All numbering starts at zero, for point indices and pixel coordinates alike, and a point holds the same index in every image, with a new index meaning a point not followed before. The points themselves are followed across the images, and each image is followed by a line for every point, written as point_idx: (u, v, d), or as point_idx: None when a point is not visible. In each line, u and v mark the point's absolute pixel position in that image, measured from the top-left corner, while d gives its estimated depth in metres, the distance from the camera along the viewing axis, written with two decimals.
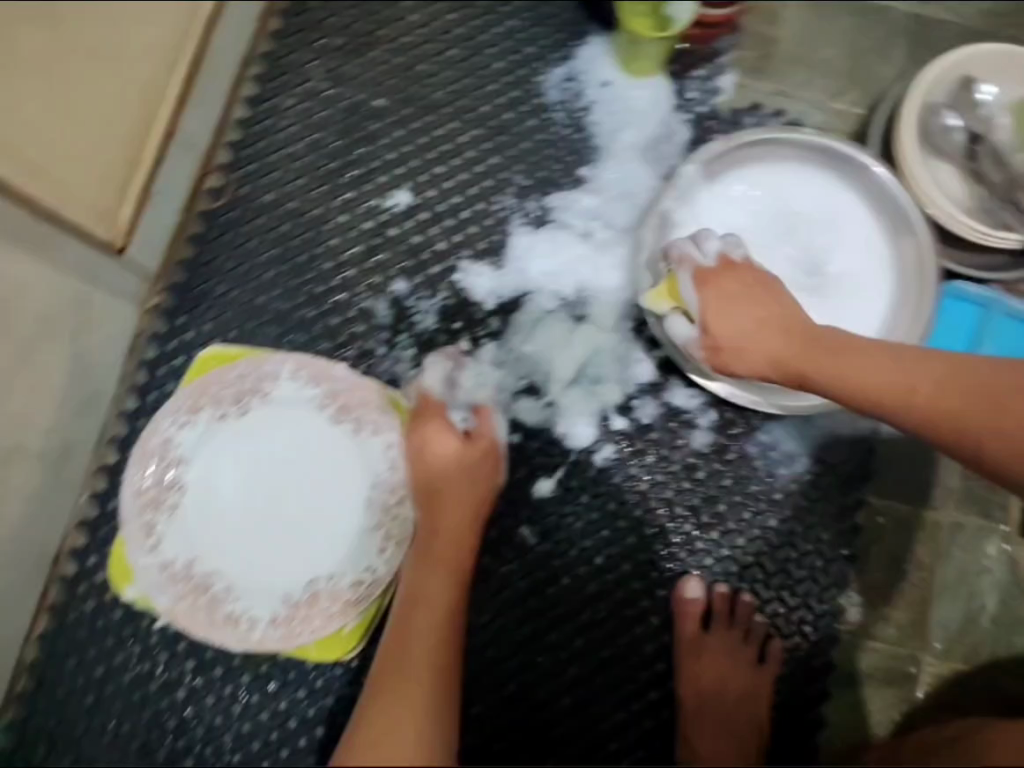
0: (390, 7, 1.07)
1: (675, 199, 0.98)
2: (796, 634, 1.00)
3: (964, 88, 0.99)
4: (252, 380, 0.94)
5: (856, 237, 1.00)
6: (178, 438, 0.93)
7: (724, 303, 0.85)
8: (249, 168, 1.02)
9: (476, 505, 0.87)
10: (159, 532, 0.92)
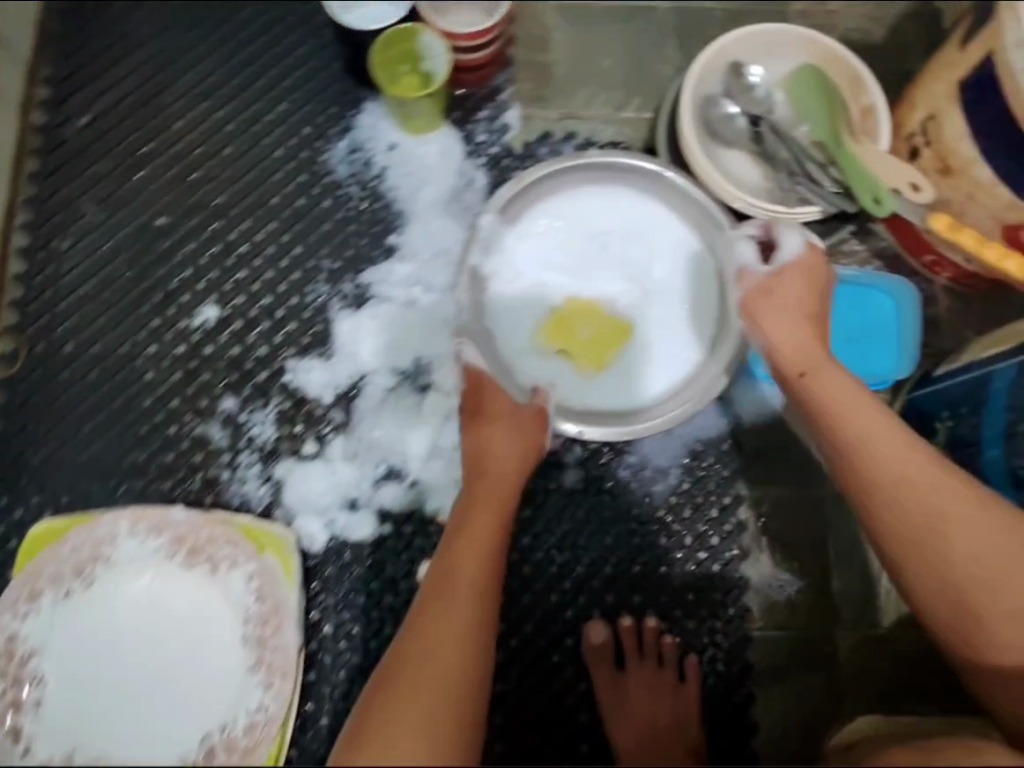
0: (160, 113, 1.01)
1: (480, 252, 0.95)
2: (710, 645, 0.99)
3: (734, 74, 0.99)
4: (88, 549, 0.91)
5: (671, 243, 0.98)
6: (23, 632, 0.89)
7: (767, 311, 0.87)
8: (41, 322, 0.99)
9: (530, 452, 0.87)
10: (28, 733, 0.87)
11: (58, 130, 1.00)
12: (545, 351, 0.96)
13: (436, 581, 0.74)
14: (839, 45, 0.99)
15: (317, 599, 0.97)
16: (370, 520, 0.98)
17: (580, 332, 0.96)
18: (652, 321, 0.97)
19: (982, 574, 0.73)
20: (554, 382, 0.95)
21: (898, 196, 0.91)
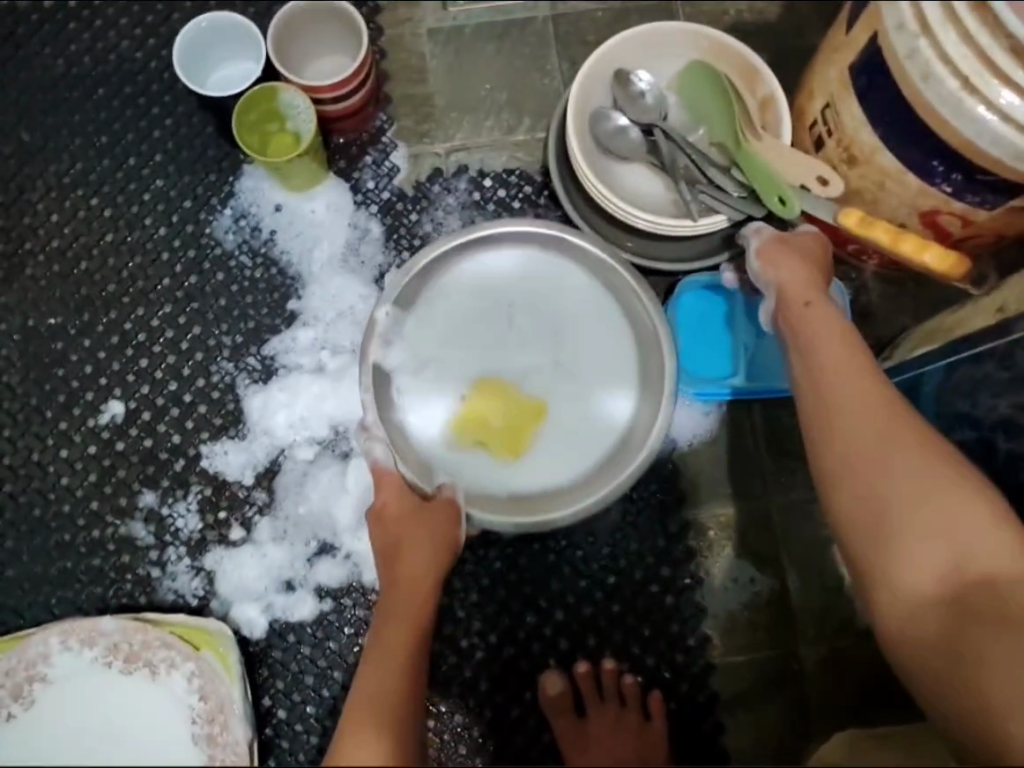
0: (27, 213, 0.99)
1: (381, 344, 0.89)
2: (673, 678, 0.96)
3: (621, 82, 0.94)
4: (21, 670, 0.89)
5: (583, 307, 0.94)
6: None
7: (785, 249, 0.87)
8: None
9: (442, 545, 0.80)
10: None
11: None
12: (462, 446, 0.90)
13: (370, 660, 0.67)
14: (727, 36, 0.94)
15: (266, 684, 0.95)
16: (310, 599, 0.96)
17: (494, 423, 0.91)
18: (566, 391, 0.92)
19: (916, 519, 0.72)
20: (477, 471, 0.90)
21: (803, 195, 0.87)
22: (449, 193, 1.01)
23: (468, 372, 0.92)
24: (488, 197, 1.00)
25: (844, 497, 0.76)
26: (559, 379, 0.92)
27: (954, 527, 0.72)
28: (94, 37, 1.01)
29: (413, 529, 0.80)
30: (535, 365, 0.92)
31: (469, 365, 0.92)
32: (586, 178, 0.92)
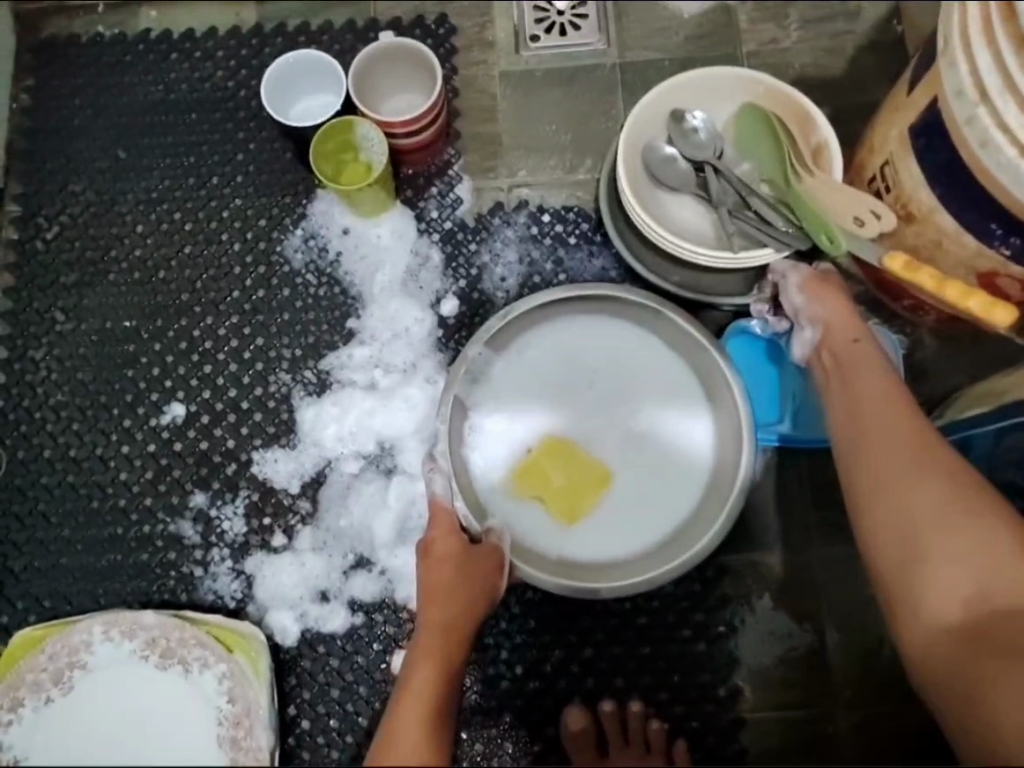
0: (116, 223, 1.06)
1: (465, 385, 0.93)
2: (700, 730, 0.93)
3: (676, 119, 0.96)
4: (64, 655, 0.91)
5: (666, 379, 0.94)
6: (6, 742, 0.88)
7: (827, 289, 0.89)
8: (18, 431, 1.01)
9: (483, 596, 0.81)
10: None
11: (28, 245, 1.06)
12: (516, 500, 0.91)
13: (401, 702, 0.69)
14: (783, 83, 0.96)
15: (293, 694, 0.96)
16: (342, 612, 0.97)
17: (555, 478, 0.91)
18: (645, 453, 0.92)
19: (940, 542, 0.73)
20: (529, 522, 0.90)
21: (851, 234, 0.89)
22: (508, 225, 1.04)
23: (542, 429, 0.93)
24: (546, 232, 1.04)
25: (873, 518, 0.77)
26: (635, 449, 0.92)
27: (984, 559, 0.72)
28: (193, 66, 1.09)
29: (456, 572, 0.81)
30: (613, 431, 0.92)
31: (546, 422, 0.93)
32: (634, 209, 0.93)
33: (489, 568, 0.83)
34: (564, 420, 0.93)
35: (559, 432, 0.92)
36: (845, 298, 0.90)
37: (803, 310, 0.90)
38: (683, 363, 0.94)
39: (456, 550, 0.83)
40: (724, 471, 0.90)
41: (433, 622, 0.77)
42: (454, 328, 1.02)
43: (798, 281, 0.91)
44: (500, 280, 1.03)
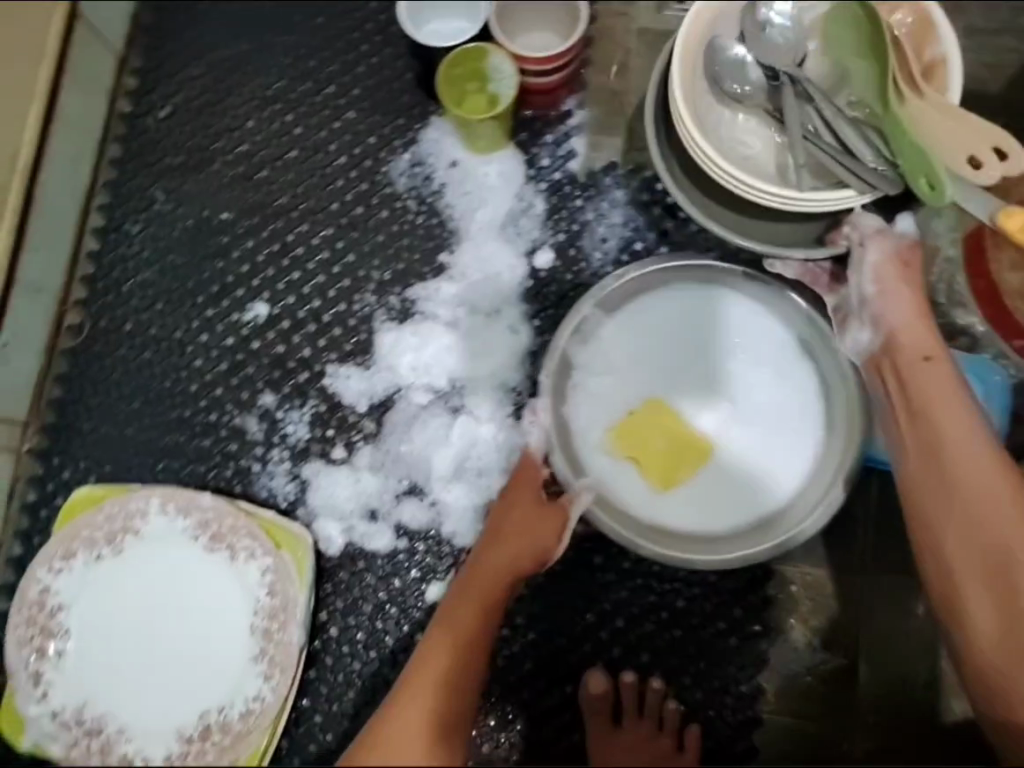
0: (228, 114, 1.04)
1: (570, 339, 0.92)
2: (714, 717, 0.95)
3: (753, 19, 0.92)
4: (120, 518, 0.94)
5: (776, 364, 0.92)
6: (54, 586, 0.94)
7: (901, 286, 0.85)
8: (105, 300, 1.01)
9: (537, 555, 0.80)
10: (47, 680, 0.93)
11: (139, 120, 1.04)
12: (613, 459, 0.90)
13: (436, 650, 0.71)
14: (934, 4, 0.88)
15: (326, 600, 0.98)
16: (388, 533, 0.98)
17: (656, 444, 0.90)
18: (750, 438, 0.90)
19: None
20: (618, 484, 0.90)
21: (955, 178, 0.82)
22: (618, 186, 1.02)
23: (629, 404, 0.91)
24: (657, 200, 1.01)
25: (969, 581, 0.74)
26: (737, 432, 0.90)
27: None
28: None
29: (522, 518, 0.81)
30: (717, 405, 0.91)
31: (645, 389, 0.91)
32: (681, 109, 0.89)
33: (551, 522, 0.82)
34: (660, 388, 0.91)
35: (655, 401, 0.90)
36: (919, 300, 0.85)
37: (870, 308, 0.86)
38: (795, 350, 0.92)
39: (524, 499, 0.83)
40: (813, 469, 0.90)
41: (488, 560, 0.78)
42: (545, 280, 1.01)
43: (879, 265, 0.87)
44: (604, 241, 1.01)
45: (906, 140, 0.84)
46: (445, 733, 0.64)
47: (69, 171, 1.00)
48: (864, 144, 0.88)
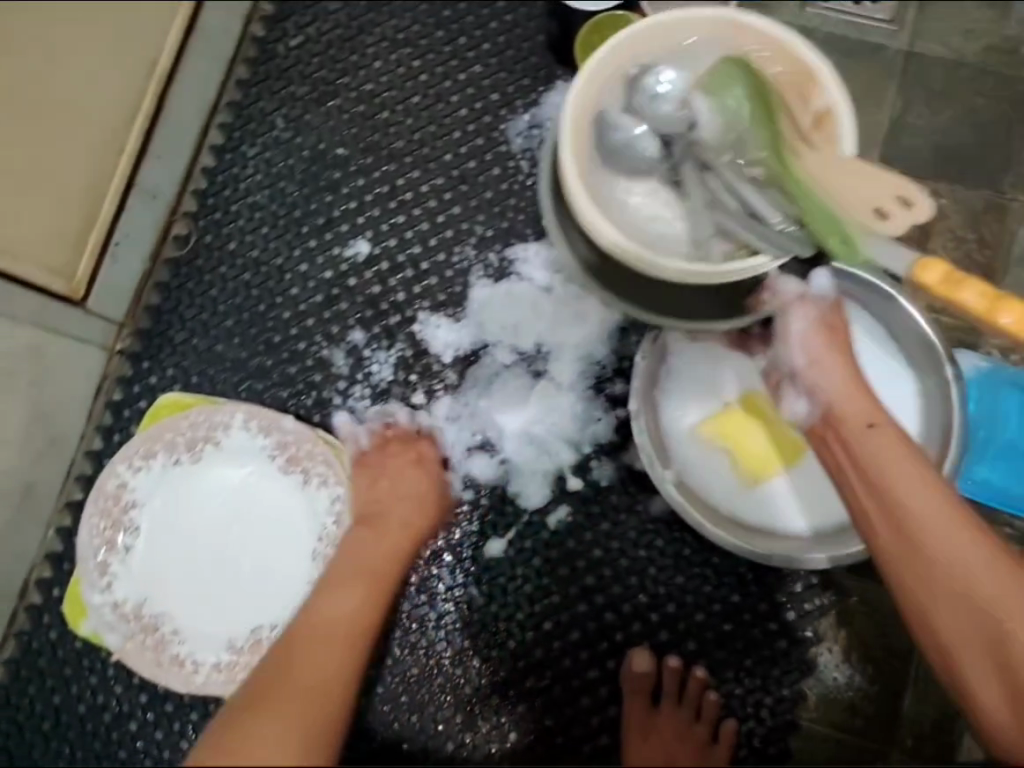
0: (357, 52, 1.05)
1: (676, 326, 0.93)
2: (751, 717, 0.95)
3: (630, 89, 0.87)
4: (204, 428, 0.97)
5: (875, 369, 0.94)
6: (130, 483, 0.97)
7: (834, 351, 0.82)
8: (213, 215, 1.03)
9: (409, 537, 0.90)
10: (113, 572, 0.96)
11: (270, 45, 1.05)
12: (705, 448, 0.93)
13: (293, 655, 0.72)
14: (810, 50, 0.84)
15: None
16: (455, 483, 1.00)
17: (750, 439, 0.92)
18: None
19: None
20: (702, 470, 0.92)
21: (868, 228, 0.78)
22: None
23: (726, 397, 0.94)
24: None
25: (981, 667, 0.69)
26: None
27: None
28: None
29: (392, 517, 0.91)
30: None
31: (743, 383, 0.93)
32: (570, 180, 0.85)
33: (414, 488, 0.94)
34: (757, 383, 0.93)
35: (752, 397, 0.92)
36: (844, 360, 0.81)
37: (803, 380, 0.82)
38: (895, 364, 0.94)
39: (379, 489, 0.93)
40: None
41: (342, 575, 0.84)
42: None
43: (804, 329, 0.83)
44: None
45: (807, 197, 0.79)
46: (312, 722, 0.65)
47: (199, 85, 1.02)
48: (773, 207, 0.82)
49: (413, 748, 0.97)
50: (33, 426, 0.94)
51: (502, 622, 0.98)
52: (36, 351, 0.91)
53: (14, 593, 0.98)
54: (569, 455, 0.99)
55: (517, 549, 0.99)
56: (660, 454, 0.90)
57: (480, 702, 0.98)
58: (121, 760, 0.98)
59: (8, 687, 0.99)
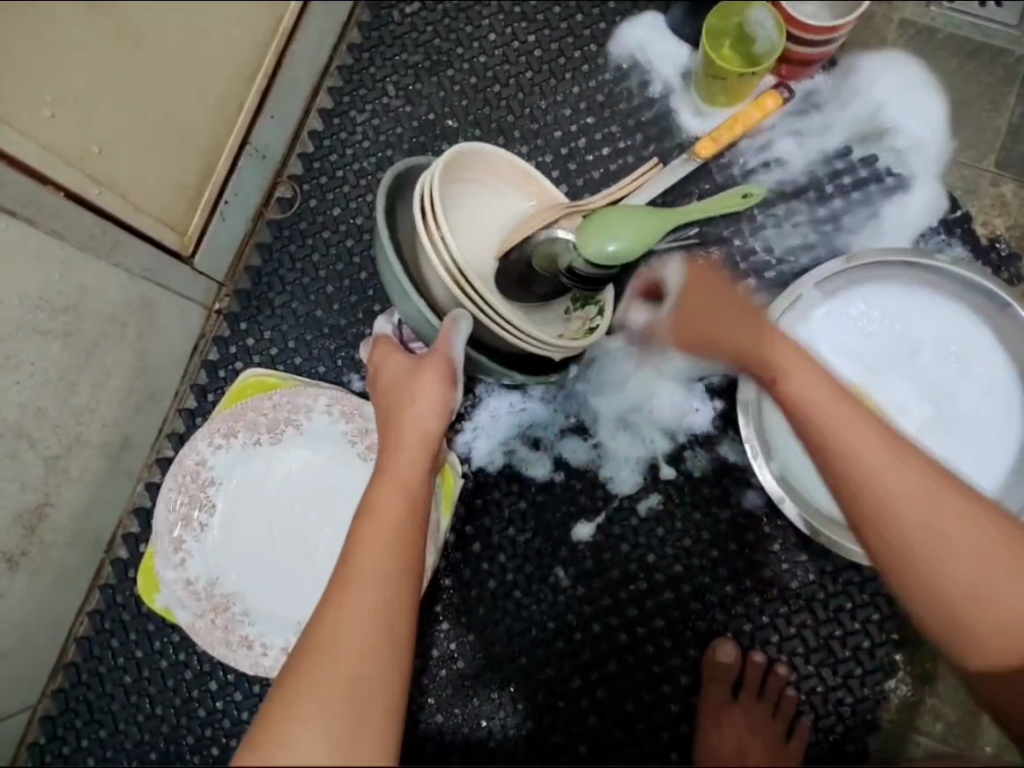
0: (472, 23, 1.04)
1: (786, 317, 0.93)
2: (832, 715, 0.95)
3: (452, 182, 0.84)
4: (286, 410, 0.96)
5: (985, 377, 0.93)
6: (210, 460, 0.96)
7: (710, 279, 0.78)
8: (318, 180, 1.02)
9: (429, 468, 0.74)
10: (187, 549, 0.96)
11: (384, 12, 1.04)
12: (806, 442, 0.93)
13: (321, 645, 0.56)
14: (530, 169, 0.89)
15: (475, 516, 0.99)
16: (547, 463, 1.00)
17: None
18: (944, 448, 0.92)
19: (976, 558, 0.62)
20: (804, 462, 0.93)
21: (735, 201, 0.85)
22: (847, 172, 1.00)
23: None
24: (882, 195, 1.00)
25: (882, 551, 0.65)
26: (931, 439, 0.92)
27: (1015, 582, 0.63)
28: None
29: (430, 426, 0.77)
30: (915, 410, 0.92)
31: (848, 379, 0.94)
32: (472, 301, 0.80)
33: (447, 385, 0.78)
34: (862, 381, 0.94)
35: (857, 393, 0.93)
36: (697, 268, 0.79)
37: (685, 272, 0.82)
38: (1003, 364, 0.93)
39: (412, 382, 0.79)
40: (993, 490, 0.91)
41: (383, 496, 0.69)
42: (752, 251, 1.00)
43: (683, 267, 0.80)
44: (825, 224, 1.00)
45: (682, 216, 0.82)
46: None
47: (314, 47, 1.02)
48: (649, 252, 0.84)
49: (492, 726, 0.98)
50: (135, 380, 0.94)
51: (587, 606, 0.98)
52: (146, 303, 0.91)
53: (103, 545, 0.99)
54: (664, 443, 0.99)
55: (606, 533, 0.99)
56: (765, 447, 0.92)
57: (561, 684, 0.98)
58: (199, 719, 0.98)
59: (90, 638, 0.99)
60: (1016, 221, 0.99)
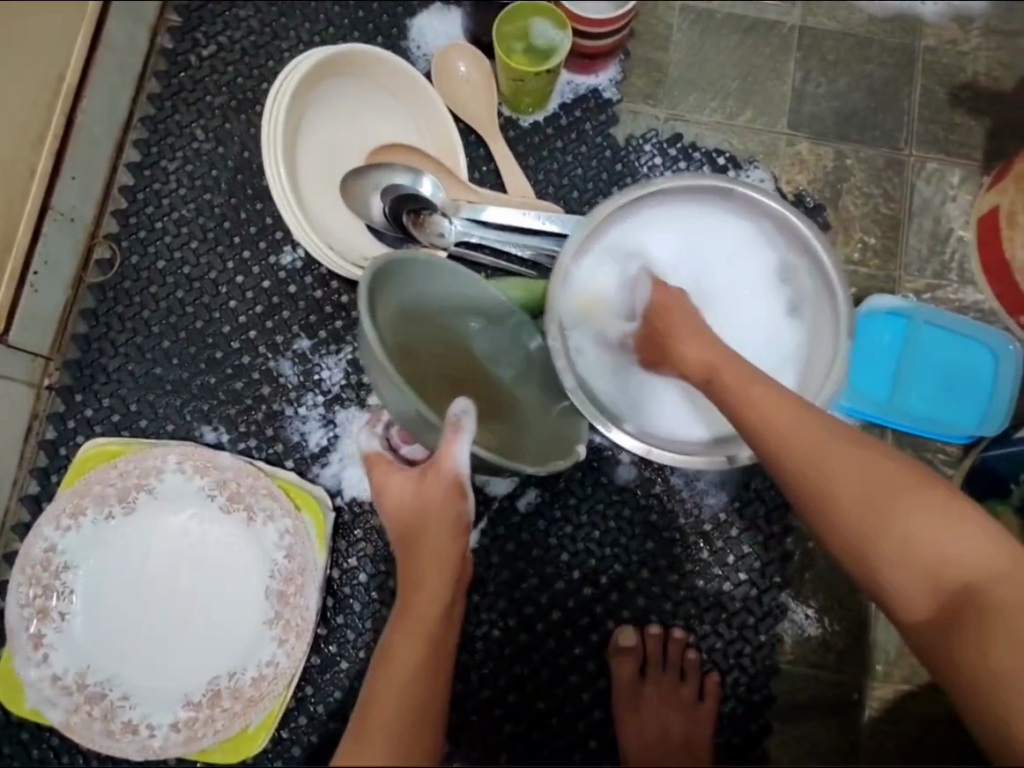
0: (273, 58, 1.04)
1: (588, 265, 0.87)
2: (734, 668, 0.99)
3: (353, 68, 0.96)
4: (135, 476, 0.92)
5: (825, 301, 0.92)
6: (60, 545, 0.90)
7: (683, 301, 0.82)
8: (138, 235, 0.99)
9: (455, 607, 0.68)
10: (48, 643, 0.89)
11: (181, 57, 1.03)
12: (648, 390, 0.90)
13: None
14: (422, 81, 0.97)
15: (356, 545, 0.98)
16: None
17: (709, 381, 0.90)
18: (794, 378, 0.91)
19: (894, 519, 0.69)
20: (658, 410, 0.89)
21: None
22: (657, 152, 1.05)
23: None
24: (693, 169, 1.05)
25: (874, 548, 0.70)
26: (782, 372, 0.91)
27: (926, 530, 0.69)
28: None
29: (445, 546, 0.69)
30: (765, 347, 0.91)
31: None
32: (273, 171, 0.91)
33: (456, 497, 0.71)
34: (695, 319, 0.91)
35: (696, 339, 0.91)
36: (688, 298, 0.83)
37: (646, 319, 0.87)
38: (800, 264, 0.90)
39: (422, 499, 0.72)
40: None
41: (397, 644, 0.63)
42: None
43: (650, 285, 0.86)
44: None
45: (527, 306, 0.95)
46: None
47: (110, 102, 0.99)
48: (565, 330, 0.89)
49: None
50: None
51: (484, 613, 0.98)
52: None
53: None
54: None
55: (491, 536, 0.99)
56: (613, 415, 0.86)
57: (470, 698, 0.96)
58: None
59: None
60: (815, 175, 1.06)
